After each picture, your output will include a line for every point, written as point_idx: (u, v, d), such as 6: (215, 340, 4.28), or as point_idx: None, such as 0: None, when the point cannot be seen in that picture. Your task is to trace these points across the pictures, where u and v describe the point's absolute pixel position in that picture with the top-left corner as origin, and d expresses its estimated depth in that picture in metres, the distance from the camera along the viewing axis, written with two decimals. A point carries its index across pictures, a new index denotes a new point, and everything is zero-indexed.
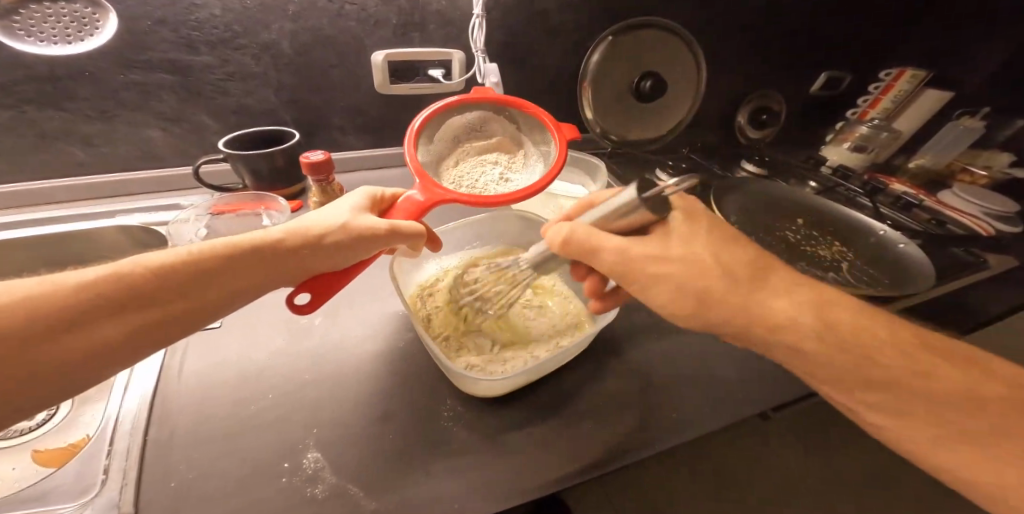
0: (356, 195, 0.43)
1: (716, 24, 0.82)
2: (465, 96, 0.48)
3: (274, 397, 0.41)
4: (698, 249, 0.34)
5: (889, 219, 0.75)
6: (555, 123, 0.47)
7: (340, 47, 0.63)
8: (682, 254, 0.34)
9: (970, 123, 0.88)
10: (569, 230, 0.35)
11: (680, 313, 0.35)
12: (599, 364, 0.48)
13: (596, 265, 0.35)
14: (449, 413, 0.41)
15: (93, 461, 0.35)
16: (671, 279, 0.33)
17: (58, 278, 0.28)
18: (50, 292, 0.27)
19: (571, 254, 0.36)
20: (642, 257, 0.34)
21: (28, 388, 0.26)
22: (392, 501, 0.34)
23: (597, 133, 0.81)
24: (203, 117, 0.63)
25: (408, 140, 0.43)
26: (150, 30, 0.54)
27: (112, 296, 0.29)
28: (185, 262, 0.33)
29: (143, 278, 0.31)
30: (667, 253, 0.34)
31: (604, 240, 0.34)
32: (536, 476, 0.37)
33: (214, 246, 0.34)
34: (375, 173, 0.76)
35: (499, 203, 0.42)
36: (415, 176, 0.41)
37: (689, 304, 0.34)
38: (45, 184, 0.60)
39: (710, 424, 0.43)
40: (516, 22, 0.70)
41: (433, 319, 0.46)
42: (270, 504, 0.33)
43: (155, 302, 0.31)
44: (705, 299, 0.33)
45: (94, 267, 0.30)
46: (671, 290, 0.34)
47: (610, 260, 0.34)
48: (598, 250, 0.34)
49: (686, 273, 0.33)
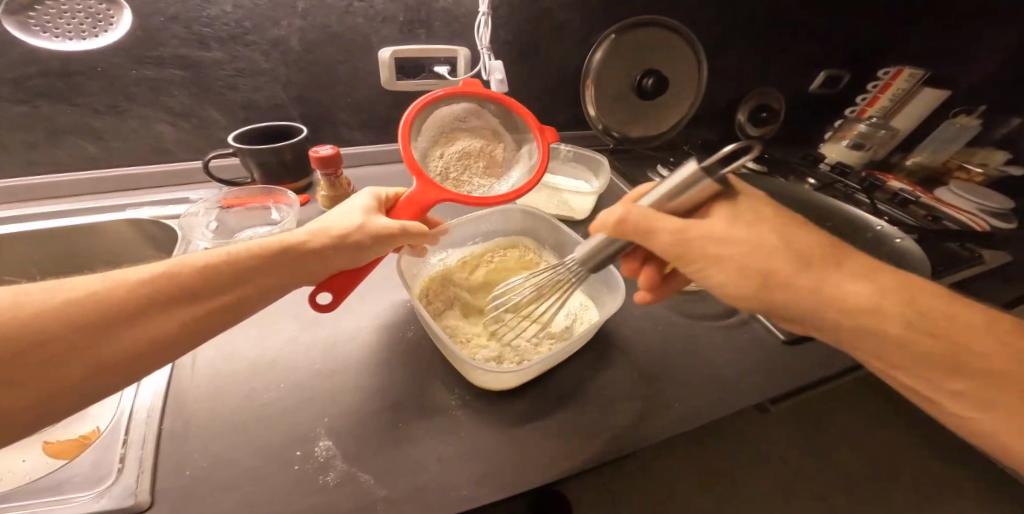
0: (361, 196, 0.43)
1: (717, 24, 0.84)
2: (453, 89, 0.46)
3: (285, 386, 0.42)
4: (765, 233, 0.34)
5: (886, 214, 0.76)
6: (538, 127, 0.47)
7: (348, 43, 0.64)
8: (747, 237, 0.33)
9: (966, 120, 0.89)
10: (624, 212, 0.34)
11: (740, 295, 0.35)
12: (603, 354, 0.49)
13: (652, 247, 0.35)
14: (456, 401, 0.42)
15: (109, 449, 0.35)
16: (731, 261, 0.33)
17: (119, 276, 0.30)
18: (109, 289, 0.29)
19: (629, 236, 0.35)
20: (699, 238, 0.34)
21: (57, 400, 0.26)
22: (402, 487, 0.35)
23: (598, 130, 0.82)
24: (211, 112, 0.64)
25: (402, 133, 0.41)
26: (163, 27, 0.55)
27: (161, 292, 0.31)
28: (224, 261, 0.34)
29: (189, 276, 0.32)
30: (730, 236, 0.33)
31: (662, 221, 0.34)
32: (542, 464, 0.38)
33: (248, 246, 0.36)
34: (379, 168, 0.77)
35: (487, 203, 0.43)
36: (412, 176, 0.41)
37: (755, 284, 0.34)
38: (55, 179, 0.61)
39: (712, 412, 0.44)
40: (522, 20, 0.71)
41: (450, 323, 0.46)
42: (283, 491, 0.34)
43: (197, 298, 0.32)
44: (764, 278, 0.33)
45: (150, 265, 0.32)
46: (732, 271, 0.34)
47: (668, 242, 0.34)
48: (654, 231, 0.34)
49: (754, 257, 0.33)
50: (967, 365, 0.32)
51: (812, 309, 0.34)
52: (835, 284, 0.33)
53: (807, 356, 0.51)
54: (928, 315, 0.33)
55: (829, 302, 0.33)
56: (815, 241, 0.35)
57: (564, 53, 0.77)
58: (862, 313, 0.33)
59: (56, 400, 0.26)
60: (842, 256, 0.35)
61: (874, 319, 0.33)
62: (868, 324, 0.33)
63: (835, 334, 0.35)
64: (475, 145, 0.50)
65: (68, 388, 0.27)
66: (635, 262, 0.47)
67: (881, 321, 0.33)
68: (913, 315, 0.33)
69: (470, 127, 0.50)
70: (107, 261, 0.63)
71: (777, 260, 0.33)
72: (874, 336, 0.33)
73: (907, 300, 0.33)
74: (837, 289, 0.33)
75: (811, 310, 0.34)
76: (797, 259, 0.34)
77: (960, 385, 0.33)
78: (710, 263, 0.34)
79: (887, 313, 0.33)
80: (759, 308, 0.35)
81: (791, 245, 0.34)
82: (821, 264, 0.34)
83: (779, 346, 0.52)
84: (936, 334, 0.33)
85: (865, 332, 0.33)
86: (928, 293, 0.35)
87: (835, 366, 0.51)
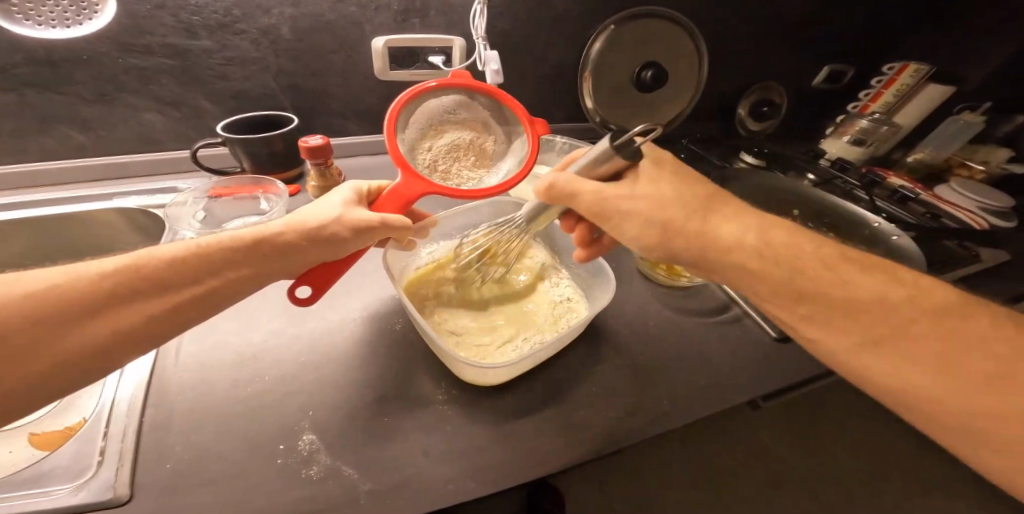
0: (342, 189, 0.42)
1: (719, 17, 0.82)
2: (444, 80, 0.45)
3: (270, 379, 0.42)
4: (665, 188, 0.35)
5: (886, 211, 0.75)
6: (529, 119, 0.45)
7: (341, 33, 0.63)
8: (652, 194, 0.35)
9: (972, 117, 0.86)
10: (552, 178, 0.37)
11: (649, 246, 0.36)
12: (594, 348, 0.49)
13: (577, 209, 0.37)
14: (444, 396, 0.42)
15: (89, 442, 0.35)
16: (638, 216, 0.35)
17: (79, 268, 0.30)
18: (67, 281, 0.29)
19: (554, 201, 0.37)
20: (612, 200, 0.35)
21: (32, 392, 0.26)
22: (387, 480, 0.35)
23: (597, 122, 0.82)
24: (201, 101, 0.63)
25: (387, 125, 0.40)
26: (150, 15, 0.54)
27: (124, 283, 0.30)
28: (193, 252, 0.33)
29: (154, 267, 0.32)
30: (636, 193, 0.35)
31: (583, 185, 0.36)
32: (527, 461, 0.37)
33: (219, 239, 0.35)
34: (374, 159, 0.76)
35: (474, 196, 0.42)
36: (396, 168, 0.40)
37: (657, 236, 0.35)
38: (42, 167, 0.60)
39: (704, 408, 0.44)
40: (519, 10, 0.69)
41: (443, 323, 0.45)
42: (266, 485, 0.33)
43: (162, 290, 0.31)
44: (665, 228, 0.35)
45: (114, 257, 0.32)
46: (638, 224, 0.35)
47: (588, 202, 0.36)
48: (577, 194, 0.36)
49: (653, 208, 0.35)
50: (812, 294, 0.34)
51: (694, 249, 0.35)
52: (716, 227, 0.35)
53: (800, 353, 0.51)
54: (774, 253, 0.35)
55: (705, 243, 0.35)
56: (702, 190, 0.37)
57: (562, 44, 0.76)
58: (731, 252, 0.35)
59: (20, 399, 0.26)
60: (722, 203, 0.37)
61: (735, 253, 0.35)
62: (736, 259, 0.35)
63: (713, 271, 0.37)
64: (464, 138, 0.48)
65: (31, 384, 0.26)
66: (570, 220, 0.49)
67: (766, 263, 0.35)
68: (764, 248, 0.35)
69: (462, 119, 0.49)
70: (97, 253, 0.63)
71: (669, 210, 0.35)
72: (734, 269, 0.36)
73: (766, 236, 0.36)
74: (713, 230, 0.35)
75: (713, 257, 0.36)
76: (687, 207, 0.35)
77: (807, 309, 0.35)
78: (619, 221, 0.36)
79: (748, 246, 0.35)
80: (667, 259, 0.37)
81: (684, 198, 0.35)
82: (706, 210, 0.36)
83: (771, 343, 0.52)
84: (781, 263, 0.35)
85: (734, 268, 0.35)
86: (791, 237, 0.36)
87: (827, 363, 0.50)
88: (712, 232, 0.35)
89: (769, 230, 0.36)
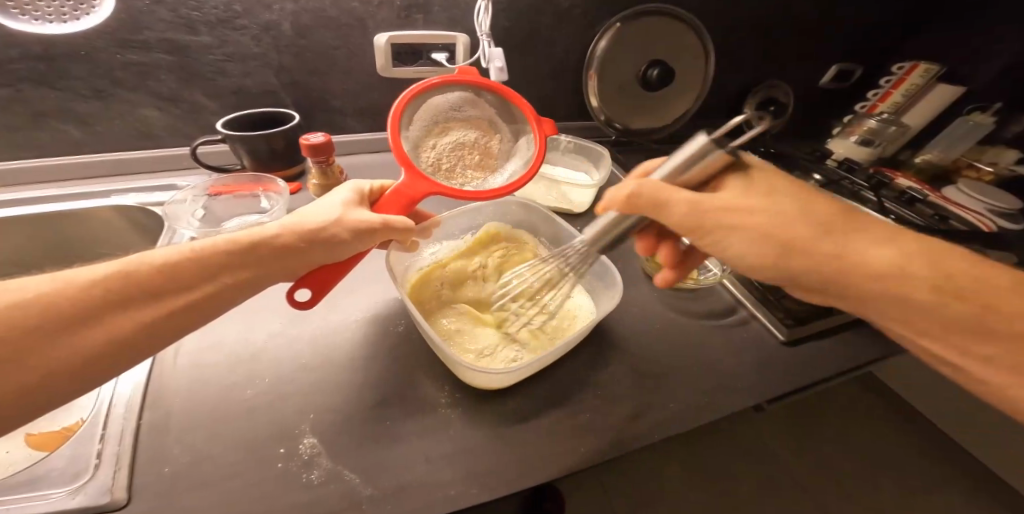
0: (343, 189, 0.41)
1: (726, 15, 0.81)
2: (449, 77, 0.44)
3: (269, 381, 0.41)
4: (777, 201, 0.34)
5: (894, 213, 0.74)
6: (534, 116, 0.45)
7: (343, 29, 0.62)
8: (762, 205, 0.34)
9: (981, 118, 0.85)
10: (636, 187, 0.35)
11: (766, 264, 0.35)
12: (598, 350, 0.48)
13: (666, 221, 0.35)
14: (446, 400, 0.41)
15: (87, 444, 0.34)
16: (755, 230, 0.34)
17: (68, 275, 0.29)
18: (61, 288, 0.28)
19: (641, 212, 0.36)
20: (713, 210, 0.34)
21: (21, 399, 0.25)
22: (388, 484, 0.34)
23: (601, 121, 0.81)
24: (201, 97, 0.62)
25: (392, 122, 0.40)
26: (149, 10, 0.53)
27: (116, 290, 0.29)
28: (187, 258, 0.33)
29: (149, 273, 0.31)
30: (749, 204, 0.34)
31: (675, 193, 0.34)
32: (530, 466, 0.36)
33: (216, 242, 0.34)
34: (375, 156, 0.75)
35: (479, 197, 0.41)
36: (400, 167, 0.40)
37: (774, 253, 0.34)
38: (39, 163, 0.59)
39: (709, 411, 0.43)
40: (524, 6, 0.68)
41: (450, 327, 0.44)
42: (265, 490, 0.33)
43: (157, 296, 0.31)
44: (783, 247, 0.34)
45: (105, 262, 0.31)
46: (753, 239, 0.34)
47: (681, 213, 0.34)
48: (666, 204, 0.34)
49: (777, 224, 0.34)
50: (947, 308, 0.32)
51: (831, 274, 0.34)
52: (861, 249, 0.33)
53: (806, 357, 0.50)
54: (944, 276, 0.32)
55: (846, 265, 0.33)
56: (831, 208, 0.35)
57: (567, 40, 0.75)
58: (886, 275, 0.33)
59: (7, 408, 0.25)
60: (861, 218, 0.35)
61: (898, 281, 0.32)
62: (896, 288, 0.32)
63: (869, 303, 0.34)
64: (469, 136, 0.48)
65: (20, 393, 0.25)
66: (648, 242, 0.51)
67: (912, 286, 0.32)
68: (942, 280, 0.32)
69: (467, 117, 0.48)
70: (94, 250, 0.62)
71: (794, 228, 0.33)
72: (888, 298, 0.33)
73: (936, 263, 0.33)
74: (861, 254, 0.33)
75: (836, 277, 0.33)
76: (817, 225, 0.33)
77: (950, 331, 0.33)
78: (724, 234, 0.35)
79: (910, 274, 0.32)
80: (781, 277, 0.36)
81: (810, 213, 0.34)
82: (837, 227, 0.34)
83: (778, 346, 0.51)
84: (960, 294, 0.32)
85: (898, 299, 0.33)
86: (955, 256, 0.34)
87: (834, 366, 0.50)
88: (857, 246, 0.33)
89: (936, 256, 0.33)
